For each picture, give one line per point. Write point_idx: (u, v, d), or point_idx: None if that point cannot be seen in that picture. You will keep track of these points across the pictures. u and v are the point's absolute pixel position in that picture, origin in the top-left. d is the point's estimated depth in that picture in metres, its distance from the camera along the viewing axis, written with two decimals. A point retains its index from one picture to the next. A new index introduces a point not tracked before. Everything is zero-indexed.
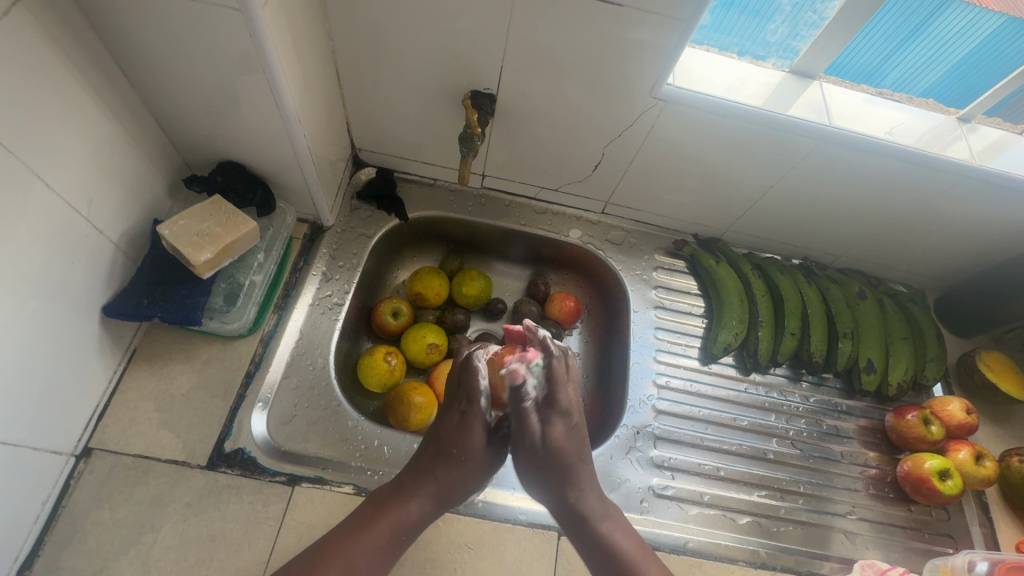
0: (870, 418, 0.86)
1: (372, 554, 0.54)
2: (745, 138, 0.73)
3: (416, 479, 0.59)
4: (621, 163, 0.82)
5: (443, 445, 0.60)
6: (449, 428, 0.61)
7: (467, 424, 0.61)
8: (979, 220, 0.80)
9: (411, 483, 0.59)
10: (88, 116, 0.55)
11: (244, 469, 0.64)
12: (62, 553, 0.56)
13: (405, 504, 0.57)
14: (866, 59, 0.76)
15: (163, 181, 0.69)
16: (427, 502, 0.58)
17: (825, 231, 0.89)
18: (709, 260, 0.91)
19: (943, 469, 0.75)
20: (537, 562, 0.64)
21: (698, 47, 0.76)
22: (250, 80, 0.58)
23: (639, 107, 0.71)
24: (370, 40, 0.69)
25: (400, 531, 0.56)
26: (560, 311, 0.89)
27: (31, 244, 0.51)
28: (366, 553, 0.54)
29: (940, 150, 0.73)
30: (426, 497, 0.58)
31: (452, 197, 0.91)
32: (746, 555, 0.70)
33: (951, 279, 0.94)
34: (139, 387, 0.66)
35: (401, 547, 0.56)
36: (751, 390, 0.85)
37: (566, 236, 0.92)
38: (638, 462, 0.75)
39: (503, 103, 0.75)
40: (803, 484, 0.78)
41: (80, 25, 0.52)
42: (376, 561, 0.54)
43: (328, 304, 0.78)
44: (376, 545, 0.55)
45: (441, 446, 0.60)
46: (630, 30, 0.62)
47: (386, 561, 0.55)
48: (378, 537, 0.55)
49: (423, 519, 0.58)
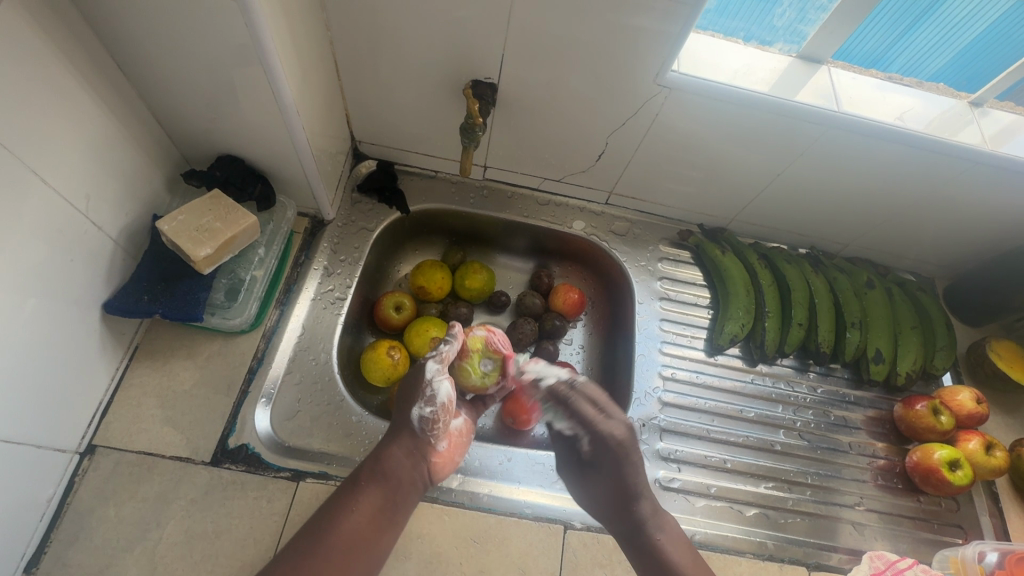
0: (879, 409, 0.85)
1: (355, 519, 0.54)
2: (750, 126, 0.72)
3: (387, 451, 0.60)
4: (625, 153, 0.81)
5: (403, 416, 0.64)
6: (411, 379, 0.66)
7: (424, 375, 0.65)
8: (990, 206, 0.79)
9: (385, 457, 0.60)
10: (83, 112, 0.54)
11: (248, 465, 0.63)
12: (69, 550, 0.56)
13: (375, 457, 0.60)
14: (876, 44, 0.74)
15: (161, 176, 0.69)
16: (408, 467, 0.60)
17: (832, 219, 0.88)
18: (714, 250, 0.89)
19: (953, 459, 0.74)
20: (543, 555, 0.63)
21: (703, 33, 0.75)
22: (247, 72, 0.57)
23: (643, 95, 0.70)
24: (368, 30, 0.67)
25: (372, 480, 0.57)
26: (563, 303, 0.88)
27: (30, 242, 0.50)
28: (346, 521, 0.54)
29: (952, 135, 0.71)
30: (405, 456, 0.61)
31: (454, 189, 0.91)
32: (753, 546, 0.70)
33: (960, 266, 0.93)
34: (141, 384, 0.66)
35: (377, 494, 0.57)
36: (758, 381, 0.84)
37: (569, 228, 0.91)
38: (644, 454, 0.75)
39: (505, 92, 0.74)
40: (810, 475, 0.78)
41: (71, 16, 0.51)
42: (350, 520, 0.54)
43: (331, 298, 0.78)
44: (354, 509, 0.55)
45: (404, 410, 0.64)
46: (633, 16, 0.60)
47: (365, 525, 0.54)
48: (356, 507, 0.55)
49: (395, 465, 0.59)
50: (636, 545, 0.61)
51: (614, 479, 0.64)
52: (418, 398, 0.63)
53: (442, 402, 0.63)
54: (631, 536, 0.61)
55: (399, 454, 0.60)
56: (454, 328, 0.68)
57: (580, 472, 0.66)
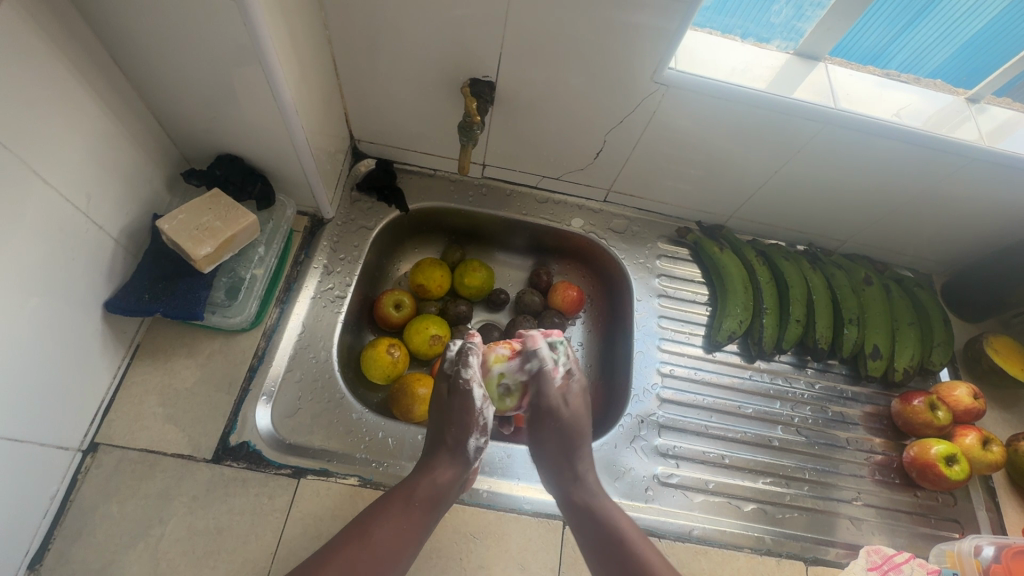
0: (876, 404, 0.85)
1: (398, 540, 0.52)
2: (748, 123, 0.72)
3: (441, 474, 0.57)
4: (623, 150, 0.81)
5: (454, 442, 0.59)
6: (451, 404, 0.60)
7: (473, 403, 0.59)
8: (986, 202, 0.79)
9: (438, 480, 0.57)
10: (84, 112, 0.55)
11: (249, 462, 0.64)
12: (72, 547, 0.57)
13: (430, 476, 0.57)
14: (873, 41, 0.75)
15: (161, 175, 0.69)
16: (455, 490, 0.58)
17: (829, 216, 0.88)
18: (713, 247, 0.90)
19: (949, 454, 0.75)
20: (542, 551, 0.64)
21: (701, 30, 0.75)
22: (246, 72, 0.57)
23: (641, 93, 0.70)
24: (366, 29, 0.68)
25: (429, 501, 0.56)
26: (563, 301, 0.88)
27: (32, 241, 0.51)
28: (389, 538, 0.52)
29: (948, 131, 0.71)
30: (457, 480, 0.58)
31: (453, 187, 0.91)
32: (750, 541, 0.70)
33: (958, 262, 0.93)
34: (143, 382, 0.67)
35: (425, 516, 0.55)
36: (756, 377, 0.85)
37: (568, 225, 0.91)
38: (643, 450, 0.75)
39: (503, 91, 0.74)
40: (808, 471, 0.78)
41: (72, 18, 0.51)
42: (394, 541, 0.52)
43: (331, 296, 0.78)
44: (399, 527, 0.53)
45: (456, 437, 0.59)
46: (630, 14, 0.61)
47: (409, 544, 0.53)
48: (405, 525, 0.53)
49: (449, 487, 0.57)
50: (586, 521, 0.58)
51: (556, 448, 0.62)
52: (472, 428, 0.59)
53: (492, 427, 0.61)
54: (581, 515, 0.59)
55: (451, 477, 0.58)
56: (475, 338, 0.64)
57: (540, 450, 0.63)
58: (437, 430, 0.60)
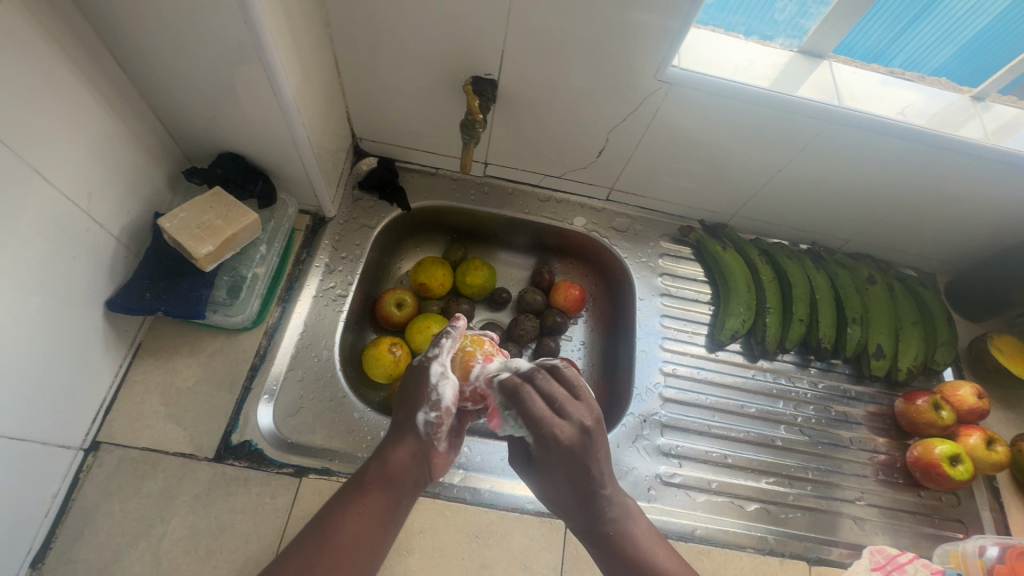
0: (880, 404, 0.85)
1: (354, 530, 0.48)
2: (751, 121, 0.72)
3: (393, 451, 0.54)
4: (626, 149, 0.81)
5: (407, 418, 0.56)
6: (410, 381, 0.58)
7: (428, 377, 0.57)
8: (991, 201, 0.79)
9: (391, 460, 0.54)
10: (85, 110, 0.55)
11: (251, 461, 0.64)
12: (74, 546, 0.57)
13: (385, 460, 0.54)
14: (875, 40, 0.74)
15: (163, 174, 0.69)
16: (412, 470, 0.54)
17: (833, 215, 0.88)
18: (715, 246, 0.89)
19: (954, 454, 0.74)
20: (545, 551, 0.64)
21: (704, 28, 0.74)
22: (247, 70, 0.57)
23: (644, 91, 0.70)
24: (368, 27, 0.67)
25: (385, 486, 0.52)
26: (564, 300, 0.88)
27: (34, 240, 0.50)
28: (349, 531, 0.48)
29: (953, 130, 0.71)
30: (413, 460, 0.55)
31: (455, 185, 0.91)
32: (753, 541, 0.70)
33: (962, 262, 0.93)
34: (145, 381, 0.66)
35: (383, 504, 0.51)
36: (759, 376, 0.84)
37: (570, 224, 0.91)
38: (645, 450, 0.75)
39: (505, 88, 0.73)
40: (811, 470, 0.78)
41: (73, 15, 0.51)
42: (347, 532, 0.48)
43: (333, 295, 0.78)
44: (357, 519, 0.49)
45: (408, 413, 0.56)
46: (633, 12, 0.60)
47: (373, 532, 0.49)
48: (360, 514, 0.49)
49: (406, 469, 0.54)
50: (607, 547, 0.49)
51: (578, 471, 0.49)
52: (422, 402, 0.56)
53: (448, 407, 0.56)
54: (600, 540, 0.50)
55: (405, 455, 0.54)
56: (457, 321, 0.63)
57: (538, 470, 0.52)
58: (393, 408, 0.58)
